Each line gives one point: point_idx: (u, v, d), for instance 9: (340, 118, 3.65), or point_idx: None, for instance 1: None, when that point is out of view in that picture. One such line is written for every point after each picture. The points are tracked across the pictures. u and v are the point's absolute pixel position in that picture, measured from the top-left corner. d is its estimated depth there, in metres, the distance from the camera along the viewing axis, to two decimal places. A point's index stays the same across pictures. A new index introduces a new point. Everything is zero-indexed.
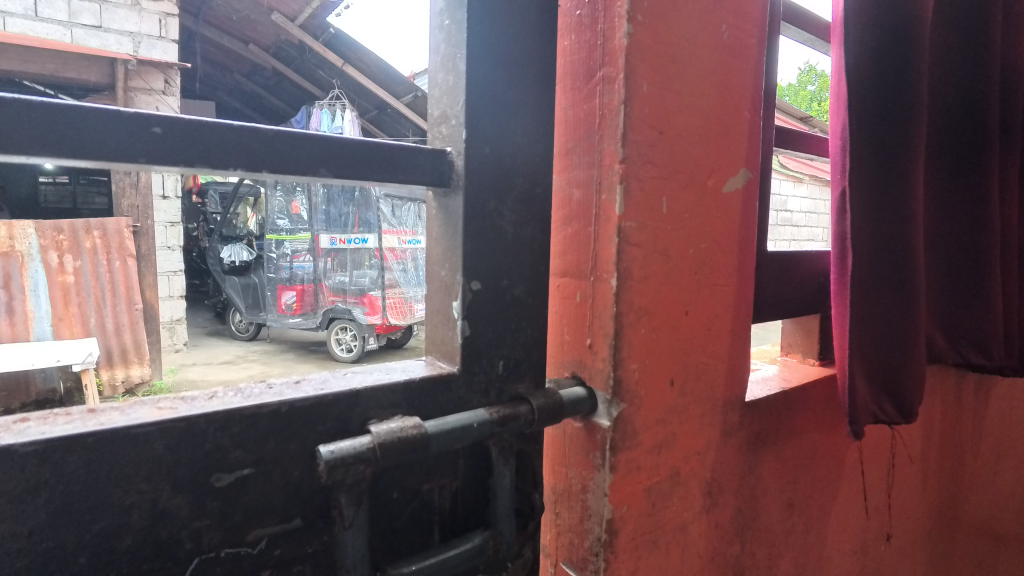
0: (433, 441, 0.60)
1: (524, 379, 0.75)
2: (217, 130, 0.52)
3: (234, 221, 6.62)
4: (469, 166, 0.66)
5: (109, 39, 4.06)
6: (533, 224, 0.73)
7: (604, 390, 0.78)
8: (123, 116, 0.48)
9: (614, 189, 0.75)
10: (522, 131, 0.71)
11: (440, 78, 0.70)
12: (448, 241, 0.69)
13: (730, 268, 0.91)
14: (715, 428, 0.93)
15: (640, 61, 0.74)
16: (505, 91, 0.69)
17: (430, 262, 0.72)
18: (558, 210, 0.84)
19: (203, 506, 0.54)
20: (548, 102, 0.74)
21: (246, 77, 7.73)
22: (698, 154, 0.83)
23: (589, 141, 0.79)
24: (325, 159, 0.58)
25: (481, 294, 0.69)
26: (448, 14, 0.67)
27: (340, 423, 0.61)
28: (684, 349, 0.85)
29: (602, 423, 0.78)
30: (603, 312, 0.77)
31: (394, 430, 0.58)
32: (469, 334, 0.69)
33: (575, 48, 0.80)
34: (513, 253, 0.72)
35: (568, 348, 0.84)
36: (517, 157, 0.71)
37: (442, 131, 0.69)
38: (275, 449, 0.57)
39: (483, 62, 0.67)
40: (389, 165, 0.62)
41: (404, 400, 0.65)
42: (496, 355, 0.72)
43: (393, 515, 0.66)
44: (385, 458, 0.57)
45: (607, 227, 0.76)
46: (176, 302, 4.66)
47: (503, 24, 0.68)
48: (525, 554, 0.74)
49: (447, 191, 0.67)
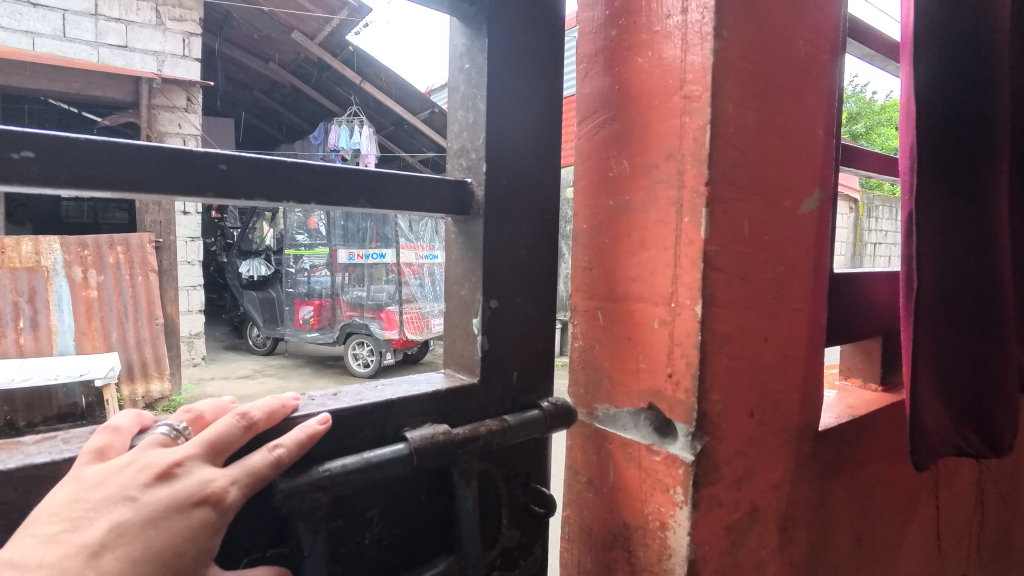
0: (460, 445, 0.66)
1: (537, 390, 0.81)
2: (272, 165, 0.56)
3: (251, 236, 6.65)
4: (488, 196, 0.71)
5: (133, 58, 4.14)
6: (544, 247, 0.78)
7: (685, 423, 0.73)
8: (193, 154, 0.52)
9: (698, 212, 0.71)
10: (534, 162, 0.76)
11: (459, 114, 0.74)
12: (468, 263, 0.73)
13: (800, 292, 0.87)
14: (788, 460, 0.89)
15: (724, 79, 0.70)
16: (522, 127, 0.74)
17: (449, 281, 0.77)
18: (632, 234, 0.78)
19: (256, 505, 0.59)
20: (553, 136, 0.78)
21: (264, 94, 7.79)
22: (771, 172, 0.79)
23: (667, 161, 0.74)
24: (364, 191, 0.62)
25: (497, 312, 0.74)
26: (468, 57, 0.71)
27: (378, 431, 0.66)
28: (761, 378, 0.81)
29: (684, 459, 0.73)
30: (685, 340, 0.72)
31: (427, 436, 0.64)
32: (487, 348, 0.73)
33: (648, 69, 0.75)
34: (528, 274, 0.76)
35: (641, 377, 0.78)
36: (531, 188, 0.75)
37: (462, 162, 0.73)
38: (332, 454, 0.62)
39: (503, 101, 0.71)
40: (418, 197, 0.66)
41: (433, 409, 0.70)
42: (511, 367, 0.77)
43: (415, 515, 0.72)
44: (421, 462, 0.63)
45: (689, 252, 0.71)
46: (195, 317, 4.75)
47: (522, 65, 0.73)
48: (535, 550, 0.84)
49: (471, 216, 0.72)
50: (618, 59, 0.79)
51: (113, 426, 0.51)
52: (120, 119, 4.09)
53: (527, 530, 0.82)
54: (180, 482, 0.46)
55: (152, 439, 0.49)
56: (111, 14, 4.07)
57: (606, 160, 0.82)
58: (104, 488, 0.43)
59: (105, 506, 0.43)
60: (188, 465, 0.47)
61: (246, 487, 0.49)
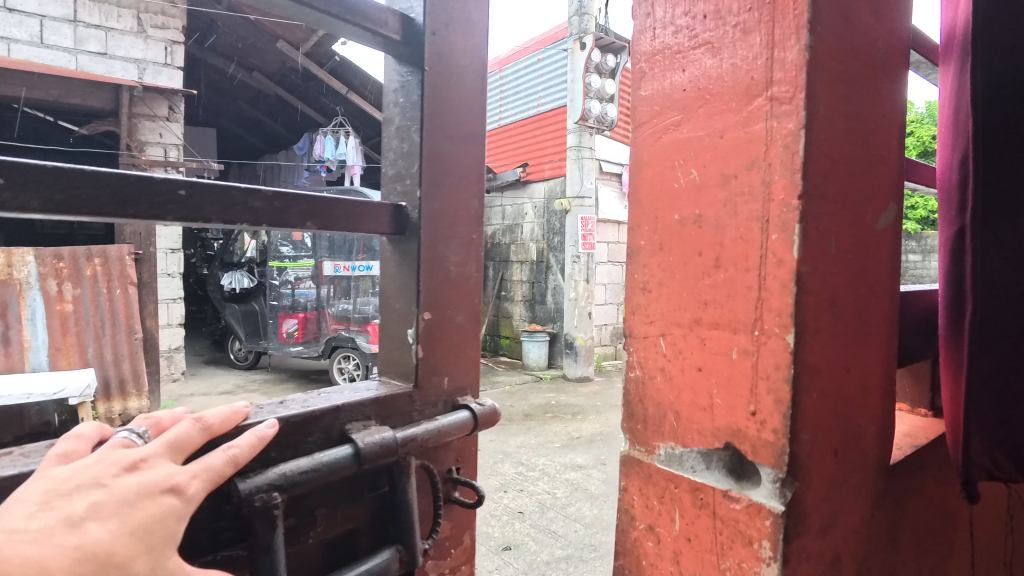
0: (406, 444, 0.71)
1: (465, 393, 0.87)
2: (225, 189, 0.61)
3: (233, 248, 6.49)
4: (423, 218, 0.79)
5: (114, 66, 4.00)
6: (472, 265, 0.86)
7: (773, 467, 0.64)
8: (154, 178, 0.56)
9: (789, 229, 0.62)
10: (463, 187, 0.84)
11: (395, 143, 0.83)
12: (405, 279, 0.81)
13: (879, 313, 0.79)
14: (866, 500, 0.80)
15: (818, 80, 0.62)
16: (451, 155, 0.83)
17: (387, 295, 0.84)
18: (706, 251, 0.70)
19: (220, 506, 0.61)
20: (481, 161, 0.87)
21: (249, 104, 7.63)
22: (856, 184, 0.71)
23: (750, 170, 0.65)
24: (311, 214, 0.67)
25: (432, 323, 0.81)
26: (405, 92, 0.80)
27: (325, 434, 0.70)
28: (844, 412, 0.73)
29: (774, 509, 0.64)
30: (772, 372, 0.64)
31: (375, 438, 0.68)
32: (422, 355, 0.81)
33: (728, 67, 0.67)
34: (457, 290, 0.85)
35: (717, 412, 0.69)
36: (462, 210, 0.84)
37: (398, 187, 0.82)
38: (282, 457, 0.66)
39: (434, 133, 0.81)
40: (358, 219, 0.74)
41: (375, 413, 0.75)
42: (444, 373, 0.84)
43: (358, 514, 0.74)
44: (369, 461, 0.67)
45: (778, 273, 0.63)
46: (175, 330, 4.56)
47: (452, 97, 0.82)
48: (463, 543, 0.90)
49: (408, 237, 0.80)
50: (689, 55, 0.72)
51: (79, 428, 0.52)
52: (99, 127, 3.92)
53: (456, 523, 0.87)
54: (149, 471, 0.47)
55: (118, 436, 0.50)
56: (90, 21, 3.92)
57: (670, 169, 0.74)
58: (77, 477, 0.45)
59: (80, 490, 0.44)
60: (154, 459, 0.49)
61: (208, 481, 0.50)
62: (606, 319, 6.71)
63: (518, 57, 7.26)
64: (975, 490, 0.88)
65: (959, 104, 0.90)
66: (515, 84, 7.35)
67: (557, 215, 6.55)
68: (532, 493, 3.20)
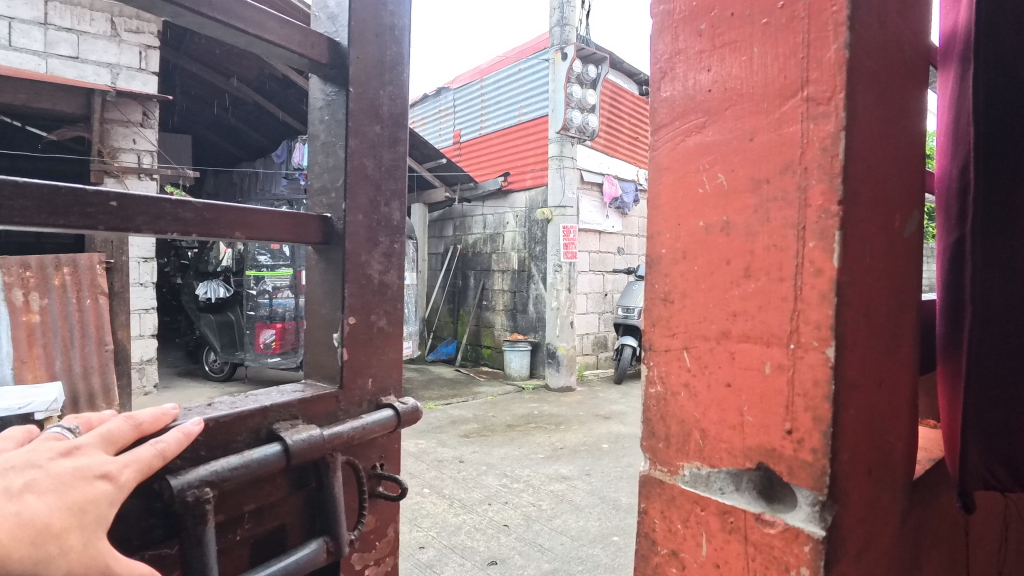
0: (333, 442, 0.74)
1: (387, 393, 0.90)
2: (155, 200, 0.63)
3: (208, 257, 6.32)
4: (348, 228, 0.84)
5: (86, 70, 3.87)
6: (396, 270, 0.92)
7: (812, 489, 0.61)
8: (87, 190, 0.59)
9: (830, 236, 0.59)
10: (387, 200, 0.89)
11: (321, 160, 0.88)
12: (331, 286, 0.85)
13: (905, 324, 0.76)
14: (895, 519, 0.77)
15: (855, 81, 0.59)
16: (375, 171, 0.88)
17: (313, 301, 0.88)
18: (737, 258, 0.66)
19: (150, 506, 0.61)
20: (403, 176, 0.93)
21: (226, 110, 7.49)
22: (887, 190, 0.68)
23: (786, 175, 0.62)
24: (241, 225, 0.71)
25: (356, 327, 0.85)
26: (329, 112, 0.86)
27: (254, 434, 0.72)
28: (875, 430, 0.69)
29: (813, 534, 0.60)
30: (809, 388, 0.60)
31: (302, 437, 0.71)
32: (348, 358, 0.84)
33: (760, 66, 0.64)
34: (381, 294, 0.89)
35: (751, 430, 0.65)
36: (386, 222, 0.90)
37: (324, 200, 0.86)
38: (213, 456, 0.67)
39: (358, 150, 0.85)
40: (285, 231, 0.78)
41: (303, 413, 0.78)
42: (367, 373, 0.88)
43: (289, 511, 0.76)
44: (296, 457, 0.70)
45: (818, 285, 0.60)
46: (147, 341, 4.39)
47: (373, 116, 0.87)
48: (388, 533, 0.93)
49: (334, 245, 0.84)
50: (711, 55, 0.69)
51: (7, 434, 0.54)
52: (69, 133, 3.78)
53: (382, 517, 0.90)
54: (83, 458, 0.50)
55: (48, 433, 0.53)
56: (62, 24, 3.79)
57: (694, 173, 0.70)
58: (12, 458, 0.47)
59: (14, 470, 0.46)
60: (87, 448, 0.51)
61: (139, 471, 0.52)
62: (588, 328, 6.70)
63: (499, 66, 7.26)
64: (973, 502, 0.79)
65: (957, 109, 0.80)
66: (495, 94, 7.34)
67: (538, 224, 6.54)
68: (517, 506, 3.13)
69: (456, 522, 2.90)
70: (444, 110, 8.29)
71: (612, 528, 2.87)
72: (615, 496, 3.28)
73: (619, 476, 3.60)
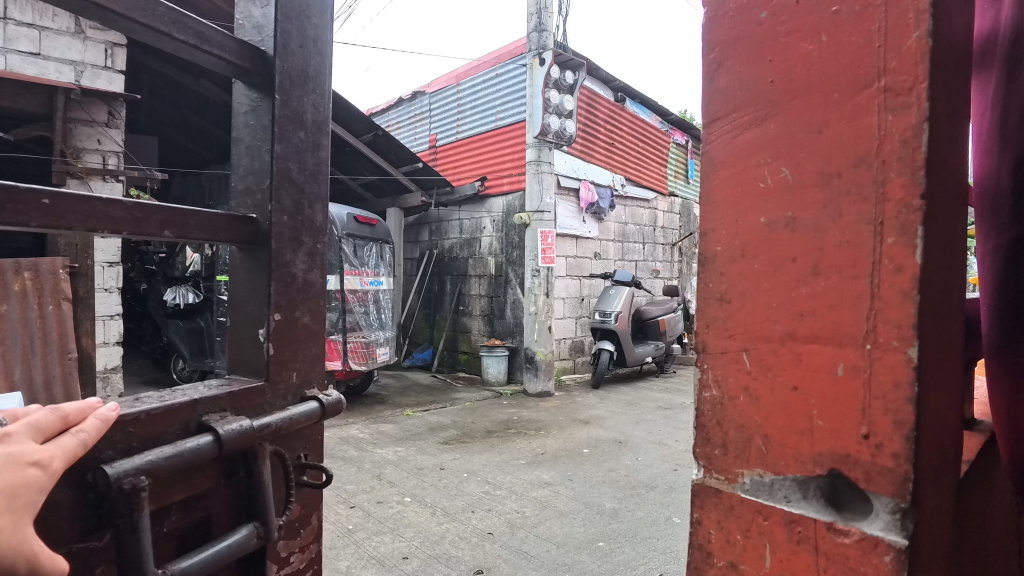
0: (261, 433, 0.76)
1: (312, 386, 0.92)
2: (88, 200, 0.64)
3: (176, 262, 6.13)
4: (272, 228, 0.85)
5: (48, 68, 3.69)
6: (317, 269, 0.93)
7: (892, 496, 0.58)
8: (18, 189, 0.59)
9: (911, 232, 0.56)
10: (309, 202, 0.91)
11: (245, 161, 0.90)
12: (255, 283, 0.86)
13: None
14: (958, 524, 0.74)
15: (937, 71, 0.57)
16: (299, 174, 0.89)
17: (238, 297, 0.89)
18: (805, 256, 0.63)
19: (83, 497, 0.62)
20: (325, 181, 0.95)
21: (195, 112, 7.28)
22: (968, 184, 0.65)
23: (863, 168, 0.59)
24: (172, 224, 0.72)
25: (282, 323, 0.87)
26: (253, 116, 0.88)
27: (185, 426, 0.72)
28: (948, 435, 0.66)
29: (894, 544, 0.57)
30: (889, 390, 0.57)
31: (233, 428, 0.73)
32: (274, 352, 0.86)
33: (831, 56, 0.62)
34: (305, 290, 0.91)
35: (824, 436, 0.62)
36: (310, 220, 0.92)
37: (247, 201, 0.88)
38: (145, 448, 0.67)
39: (283, 154, 0.87)
40: (212, 229, 0.79)
41: (230, 405, 0.79)
42: (292, 367, 0.88)
43: (216, 500, 0.77)
44: (227, 447, 0.71)
45: (900, 282, 0.57)
46: (111, 349, 4.19)
47: (297, 119, 0.89)
48: (312, 522, 0.94)
49: (259, 246, 0.85)
50: (774, 45, 0.67)
51: None
52: (29, 133, 3.60)
53: (307, 505, 0.92)
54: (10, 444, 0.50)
55: None
56: (22, 19, 3.59)
57: (755, 168, 0.68)
58: None
59: None
60: (16, 436, 0.51)
61: (66, 458, 0.53)
62: (565, 333, 6.68)
63: (475, 71, 7.17)
64: None
65: (1004, 109, 0.81)
66: (472, 98, 7.28)
67: (516, 229, 6.50)
68: (501, 513, 3.07)
69: (440, 532, 2.83)
70: (420, 114, 8.19)
71: (598, 534, 2.83)
72: (599, 501, 3.26)
73: (602, 481, 3.58)
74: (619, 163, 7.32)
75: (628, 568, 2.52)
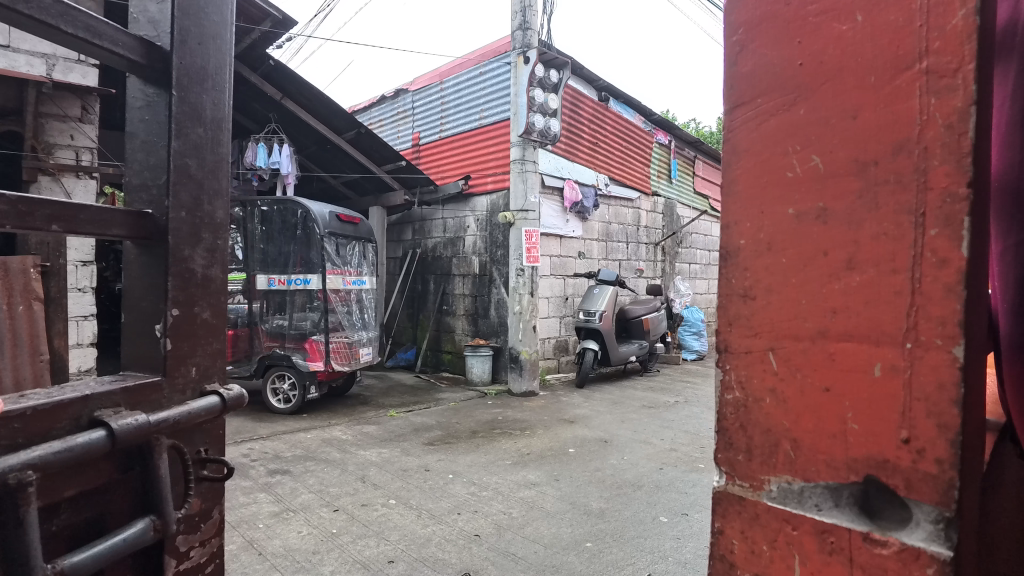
0: (159, 427, 0.71)
1: (212, 380, 0.87)
2: None
3: None
4: (169, 222, 0.80)
5: (18, 60, 3.45)
6: (217, 266, 0.88)
7: (939, 504, 0.54)
8: None
9: (959, 224, 0.52)
10: (207, 198, 0.86)
11: (139, 154, 0.83)
12: (152, 279, 0.80)
13: None
14: None
15: (986, 52, 0.53)
16: (197, 171, 0.84)
17: (131, 293, 0.82)
18: (842, 249, 0.59)
19: None
20: (226, 180, 0.90)
21: None
22: None
23: (903, 156, 0.55)
24: (60, 216, 0.66)
25: (180, 319, 0.82)
26: (150, 109, 0.82)
27: (75, 422, 0.66)
28: None
29: (938, 554, 0.53)
30: (935, 392, 0.54)
31: (130, 423, 0.68)
32: (172, 347, 0.81)
33: (868, 39, 0.58)
34: (203, 286, 0.85)
35: (860, 441, 0.58)
36: (211, 215, 0.86)
37: (142, 197, 0.81)
38: (31, 444, 0.62)
39: (183, 150, 0.82)
40: (109, 222, 0.73)
41: (124, 400, 0.73)
42: (190, 363, 0.83)
43: (110, 495, 0.72)
44: (122, 442, 0.66)
45: (946, 276, 0.53)
46: (85, 351, 4.04)
47: (197, 111, 0.84)
48: (214, 516, 0.89)
49: (155, 242, 0.80)
50: (802, 27, 0.64)
51: None
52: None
53: (210, 499, 0.87)
54: None
55: None
56: None
57: (782, 156, 0.65)
58: None
59: None
60: None
61: None
62: (550, 332, 6.64)
63: (459, 69, 7.11)
64: None
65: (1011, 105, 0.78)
66: (456, 96, 7.21)
67: (500, 228, 6.44)
68: (486, 515, 3.02)
69: (425, 534, 2.77)
70: (403, 112, 8.10)
71: (585, 535, 2.80)
72: (585, 501, 3.22)
73: (588, 481, 3.54)
74: (603, 163, 7.32)
75: (616, 568, 2.49)
